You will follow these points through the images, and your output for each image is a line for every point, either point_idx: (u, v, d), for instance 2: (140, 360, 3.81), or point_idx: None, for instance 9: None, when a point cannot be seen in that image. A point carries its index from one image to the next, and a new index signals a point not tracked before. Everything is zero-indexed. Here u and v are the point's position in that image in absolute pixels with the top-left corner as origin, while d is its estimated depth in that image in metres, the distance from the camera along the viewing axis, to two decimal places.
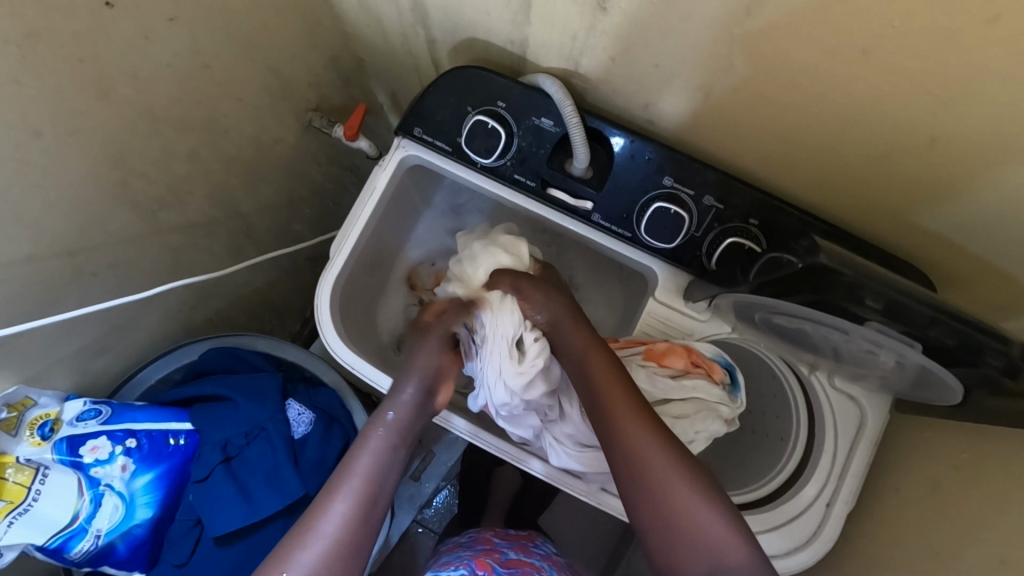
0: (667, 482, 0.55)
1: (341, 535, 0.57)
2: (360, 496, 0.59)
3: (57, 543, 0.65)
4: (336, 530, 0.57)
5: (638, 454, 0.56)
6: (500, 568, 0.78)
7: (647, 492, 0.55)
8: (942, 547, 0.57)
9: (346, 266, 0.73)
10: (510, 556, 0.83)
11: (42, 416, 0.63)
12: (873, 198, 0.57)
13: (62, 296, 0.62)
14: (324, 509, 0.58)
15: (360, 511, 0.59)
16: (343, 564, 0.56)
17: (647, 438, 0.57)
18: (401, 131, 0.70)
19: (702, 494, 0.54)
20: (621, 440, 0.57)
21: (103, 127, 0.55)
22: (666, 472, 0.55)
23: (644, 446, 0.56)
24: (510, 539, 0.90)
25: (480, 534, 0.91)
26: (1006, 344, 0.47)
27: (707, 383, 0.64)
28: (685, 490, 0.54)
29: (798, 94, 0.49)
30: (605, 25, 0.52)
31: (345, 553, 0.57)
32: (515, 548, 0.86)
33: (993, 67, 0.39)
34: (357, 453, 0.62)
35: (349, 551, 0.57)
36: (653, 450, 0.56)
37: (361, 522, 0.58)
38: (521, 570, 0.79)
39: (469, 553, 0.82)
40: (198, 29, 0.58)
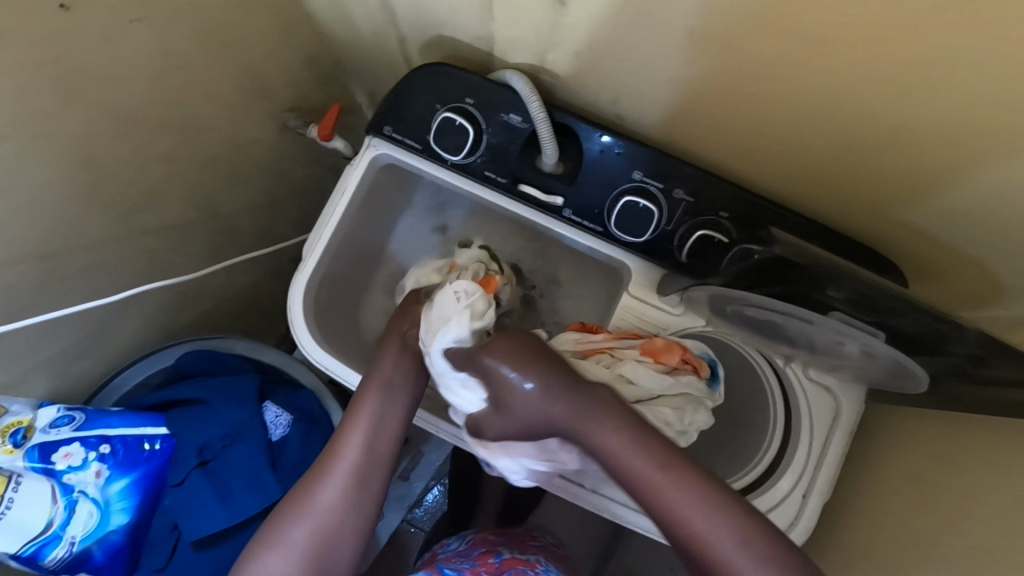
0: (692, 528, 0.47)
1: (354, 472, 0.57)
2: (368, 438, 0.59)
3: (31, 550, 0.64)
4: (350, 467, 0.57)
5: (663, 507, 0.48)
6: None
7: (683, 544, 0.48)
8: (921, 536, 0.57)
9: (319, 267, 0.73)
10: (506, 555, 0.82)
11: (14, 423, 0.63)
12: (846, 189, 0.57)
13: (34, 301, 0.61)
14: (337, 450, 0.58)
15: (369, 451, 0.58)
16: (357, 501, 0.57)
17: (669, 488, 0.48)
18: (371, 130, 0.70)
19: (731, 511, 0.47)
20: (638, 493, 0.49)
21: (69, 130, 0.54)
22: (695, 516, 0.47)
23: (666, 493, 0.48)
24: (507, 535, 0.91)
25: (477, 536, 0.90)
26: (962, 331, 0.46)
27: (694, 379, 0.64)
28: (717, 532, 0.46)
29: (764, 85, 0.49)
30: (571, 19, 0.51)
31: (360, 488, 0.57)
32: (510, 544, 0.87)
33: (953, 55, 0.39)
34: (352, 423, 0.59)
35: (361, 486, 0.57)
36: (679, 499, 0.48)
37: (372, 460, 0.58)
38: (517, 569, 0.78)
39: (466, 563, 0.80)
40: (166, 30, 0.57)
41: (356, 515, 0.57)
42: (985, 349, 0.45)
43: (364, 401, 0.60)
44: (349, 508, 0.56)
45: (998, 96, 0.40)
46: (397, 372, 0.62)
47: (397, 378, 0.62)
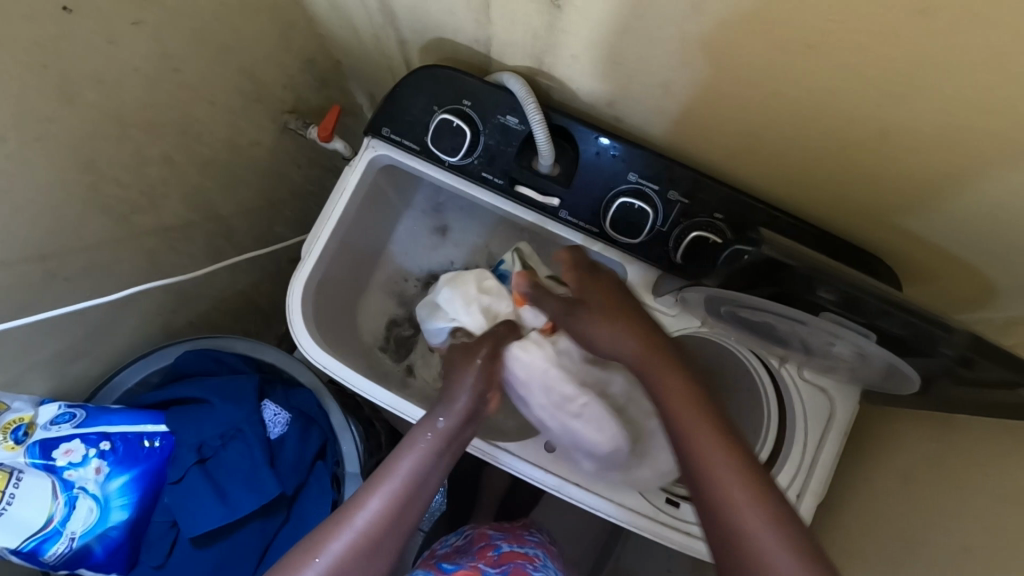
0: (720, 476, 0.48)
1: (367, 532, 0.54)
2: (394, 498, 0.56)
3: (31, 546, 0.65)
4: (361, 526, 0.54)
5: (693, 452, 0.49)
6: (490, 570, 0.76)
7: (704, 496, 0.48)
8: (910, 537, 0.57)
9: (317, 267, 0.73)
10: (503, 550, 0.82)
11: (15, 420, 0.64)
12: (836, 194, 0.58)
13: (35, 299, 0.62)
14: (357, 504, 0.56)
15: (394, 511, 0.56)
16: (362, 565, 0.53)
17: (705, 431, 0.50)
18: (370, 131, 0.71)
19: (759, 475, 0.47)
20: (678, 441, 0.51)
21: (70, 132, 0.55)
22: (723, 469, 0.48)
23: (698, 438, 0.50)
24: (504, 529, 0.91)
25: (476, 532, 0.90)
26: (950, 332, 0.46)
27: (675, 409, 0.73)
28: (737, 485, 0.47)
29: (754, 89, 0.49)
30: (565, 23, 0.52)
31: (369, 551, 0.54)
32: (508, 539, 0.87)
33: (936, 60, 0.39)
34: (401, 456, 0.59)
35: (372, 549, 0.54)
36: (710, 443, 0.49)
37: (391, 523, 0.56)
38: (514, 563, 0.79)
39: (465, 557, 0.80)
40: (165, 33, 0.58)
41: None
42: (971, 350, 0.46)
43: (405, 454, 0.59)
44: (353, 568, 0.53)
45: (984, 99, 0.40)
46: (449, 423, 0.62)
47: (449, 437, 0.62)
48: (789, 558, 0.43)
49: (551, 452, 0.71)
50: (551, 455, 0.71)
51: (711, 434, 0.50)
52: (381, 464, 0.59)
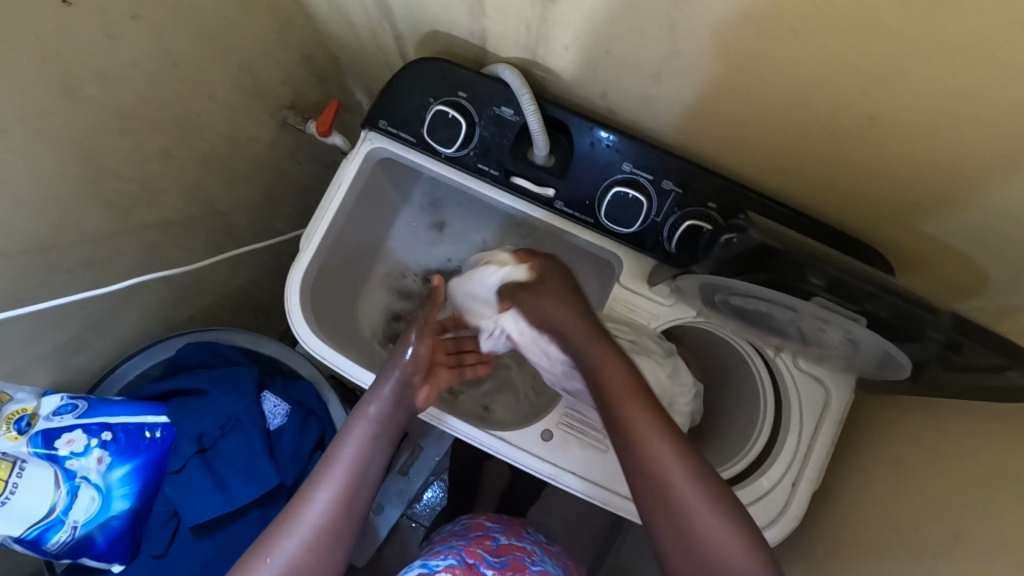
0: (658, 456, 0.56)
1: (319, 527, 0.61)
2: (339, 492, 0.63)
3: (34, 534, 0.66)
4: (314, 520, 0.61)
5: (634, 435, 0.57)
6: (490, 557, 0.78)
7: (647, 473, 0.56)
8: (902, 523, 0.58)
9: (315, 259, 0.74)
10: (501, 541, 0.83)
11: (18, 411, 0.64)
12: (827, 183, 0.58)
13: (38, 290, 0.63)
14: (305, 500, 0.63)
15: (340, 503, 0.63)
16: (321, 553, 0.61)
17: (647, 423, 0.57)
18: (367, 124, 0.71)
19: (691, 455, 0.56)
20: (620, 425, 0.58)
21: (70, 126, 0.56)
22: (660, 449, 0.56)
23: (641, 422, 0.58)
24: (501, 521, 0.90)
25: (472, 520, 0.89)
26: (935, 316, 0.47)
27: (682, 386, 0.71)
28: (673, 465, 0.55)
29: (743, 78, 0.50)
30: (557, 14, 0.53)
31: (324, 542, 0.61)
32: (506, 532, 0.86)
33: (923, 46, 0.39)
34: (342, 446, 0.66)
35: (327, 540, 0.61)
36: (648, 427, 0.57)
37: (339, 512, 0.62)
38: (512, 555, 0.80)
39: (461, 541, 0.81)
40: (164, 28, 0.59)
41: (315, 568, 0.60)
42: (958, 334, 0.46)
43: (342, 453, 0.65)
44: (312, 556, 0.60)
45: (970, 84, 0.41)
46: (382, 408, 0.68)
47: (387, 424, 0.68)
48: (715, 519, 0.54)
49: (550, 441, 0.71)
50: (548, 444, 0.70)
51: (650, 418, 0.58)
52: (326, 454, 0.66)
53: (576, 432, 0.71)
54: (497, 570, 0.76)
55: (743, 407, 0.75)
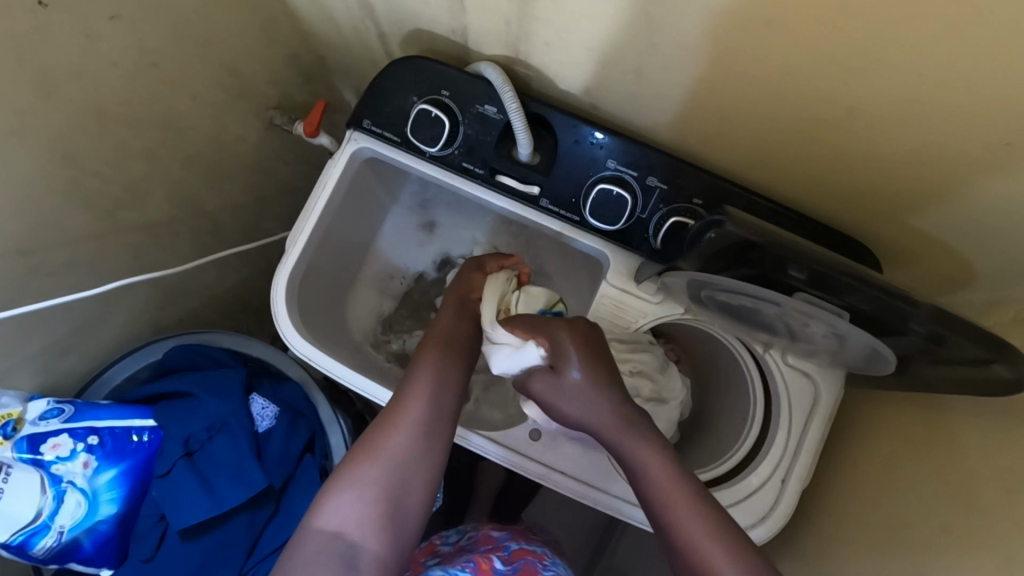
0: (692, 529, 0.50)
1: (423, 422, 0.57)
2: (433, 389, 0.59)
3: (20, 540, 0.66)
4: (417, 414, 0.57)
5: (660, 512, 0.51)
6: (502, 566, 0.76)
7: (678, 551, 0.50)
8: (892, 519, 0.57)
9: (300, 261, 0.73)
10: (513, 548, 0.81)
11: (4, 416, 0.64)
12: (810, 177, 0.58)
13: (20, 292, 0.62)
14: (389, 427, 0.57)
15: (427, 426, 0.57)
16: (426, 451, 0.57)
17: (682, 491, 0.51)
18: (351, 123, 0.71)
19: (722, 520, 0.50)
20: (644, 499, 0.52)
21: (49, 126, 0.56)
22: (694, 519, 0.50)
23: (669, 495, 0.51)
24: (508, 529, 0.90)
25: (479, 530, 0.88)
26: (914, 306, 0.46)
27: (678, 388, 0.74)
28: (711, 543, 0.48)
29: (723, 71, 0.50)
30: (536, 10, 0.52)
31: (428, 438, 0.57)
32: (514, 536, 0.86)
33: (898, 35, 0.39)
34: (418, 375, 0.60)
35: (428, 436, 0.57)
36: (676, 499, 0.51)
37: (427, 436, 0.57)
38: (525, 560, 0.78)
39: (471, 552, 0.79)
40: (143, 28, 0.59)
41: (403, 495, 0.55)
42: (938, 325, 0.45)
43: (422, 374, 0.60)
44: (399, 486, 0.55)
45: (946, 73, 0.40)
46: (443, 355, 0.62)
47: (456, 335, 0.65)
48: None
49: (538, 440, 0.70)
50: (536, 443, 0.70)
51: (686, 494, 0.51)
52: (404, 381, 0.60)
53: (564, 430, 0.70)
54: None
55: (732, 406, 0.75)
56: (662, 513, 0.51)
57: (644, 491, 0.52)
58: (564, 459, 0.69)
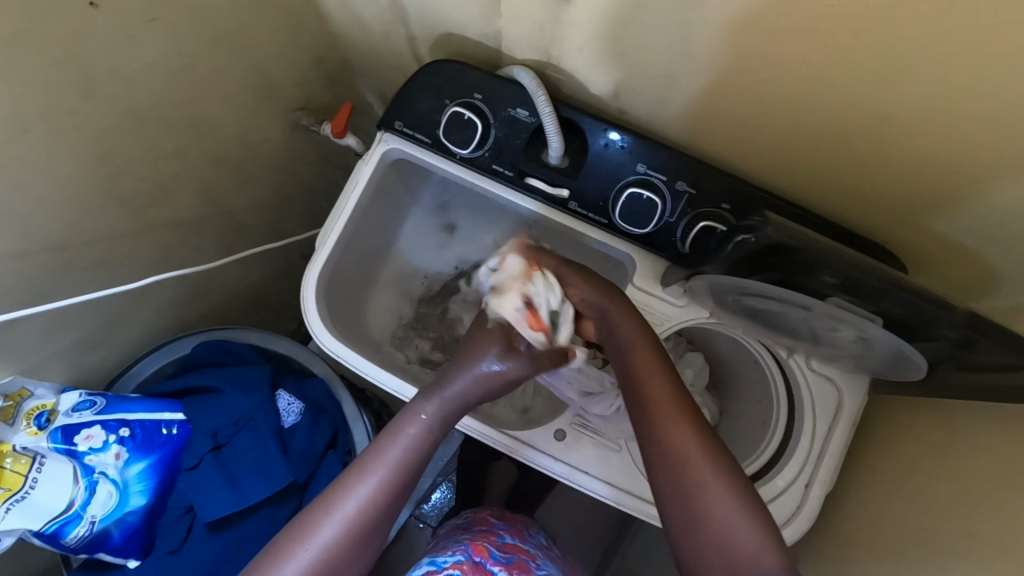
0: (688, 453, 0.53)
1: (359, 521, 0.55)
2: (384, 483, 0.57)
3: (53, 528, 0.67)
4: (352, 513, 0.55)
5: (685, 476, 0.52)
6: (496, 552, 0.76)
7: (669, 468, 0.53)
8: (914, 524, 0.57)
9: (330, 259, 0.75)
10: (508, 541, 0.81)
11: (38, 407, 0.66)
12: (836, 183, 0.59)
13: (54, 287, 0.64)
14: (346, 491, 0.56)
15: (385, 498, 0.57)
16: (355, 550, 0.55)
17: (679, 415, 0.55)
18: (382, 125, 0.72)
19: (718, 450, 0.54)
20: (666, 462, 0.53)
21: (90, 124, 0.57)
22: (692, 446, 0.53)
23: (692, 460, 0.53)
24: (506, 519, 0.90)
25: (477, 515, 0.90)
26: (952, 312, 0.47)
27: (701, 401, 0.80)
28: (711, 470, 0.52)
29: (754, 80, 0.50)
30: (570, 16, 0.53)
31: (363, 540, 0.55)
32: (511, 531, 0.85)
33: (936, 44, 0.40)
34: (393, 439, 0.60)
35: (363, 537, 0.55)
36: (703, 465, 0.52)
37: (381, 511, 0.57)
38: (518, 555, 0.77)
39: (467, 536, 0.80)
40: (181, 29, 0.60)
41: (346, 566, 0.54)
42: (973, 330, 0.47)
43: (397, 435, 0.60)
44: (344, 556, 0.54)
45: (981, 82, 0.41)
46: (444, 399, 0.63)
47: (441, 420, 0.62)
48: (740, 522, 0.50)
49: (563, 440, 0.71)
50: (562, 443, 0.71)
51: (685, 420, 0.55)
52: (373, 443, 0.60)
53: (589, 431, 0.71)
54: (504, 567, 0.73)
55: (754, 412, 0.76)
56: (657, 436, 0.55)
57: (654, 419, 0.55)
58: (586, 458, 0.70)
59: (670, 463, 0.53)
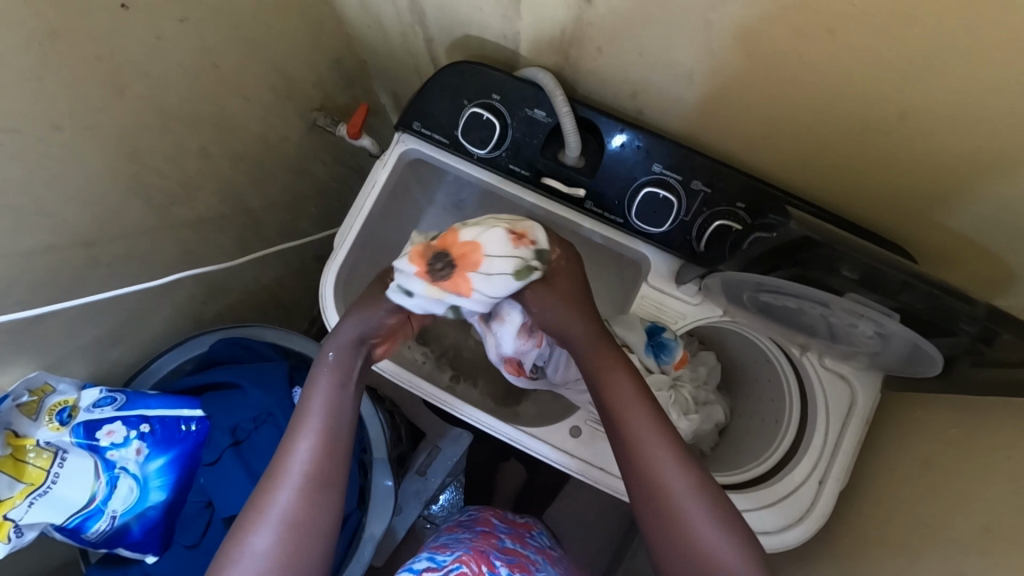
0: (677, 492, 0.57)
1: (307, 475, 0.59)
2: (319, 438, 0.61)
3: (76, 522, 0.69)
4: (300, 472, 0.59)
5: (673, 507, 0.57)
6: (496, 553, 0.75)
7: (660, 504, 0.57)
8: (931, 519, 0.58)
9: (348, 258, 0.76)
10: (507, 542, 0.80)
11: (60, 403, 0.67)
12: (851, 180, 0.59)
13: (81, 283, 0.65)
14: (288, 455, 0.60)
15: (321, 449, 0.60)
16: (313, 504, 0.58)
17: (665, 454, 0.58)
18: (400, 125, 0.73)
19: (697, 481, 0.58)
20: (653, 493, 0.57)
21: (119, 122, 0.58)
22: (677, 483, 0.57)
23: (676, 490, 0.57)
24: (507, 522, 0.88)
25: (479, 515, 0.88)
26: (971, 305, 0.47)
27: (714, 405, 0.79)
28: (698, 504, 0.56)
29: (772, 78, 0.51)
30: (591, 16, 0.54)
31: (315, 492, 0.59)
32: (512, 534, 0.83)
33: (956, 40, 0.41)
34: (311, 397, 0.63)
35: (318, 497, 0.59)
36: (689, 496, 0.57)
37: (324, 459, 0.60)
38: (518, 558, 0.76)
39: (467, 535, 0.79)
40: (207, 29, 0.61)
41: (312, 523, 0.58)
42: (991, 321, 0.48)
43: (315, 388, 0.63)
44: (304, 515, 0.57)
45: (1001, 79, 0.42)
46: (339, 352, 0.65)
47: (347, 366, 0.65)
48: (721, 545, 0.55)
49: (578, 437, 0.71)
50: (576, 439, 0.71)
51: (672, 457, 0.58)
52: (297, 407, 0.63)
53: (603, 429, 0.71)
54: (505, 565, 0.73)
55: (770, 410, 0.77)
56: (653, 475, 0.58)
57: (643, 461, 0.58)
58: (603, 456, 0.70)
59: (655, 495, 0.57)
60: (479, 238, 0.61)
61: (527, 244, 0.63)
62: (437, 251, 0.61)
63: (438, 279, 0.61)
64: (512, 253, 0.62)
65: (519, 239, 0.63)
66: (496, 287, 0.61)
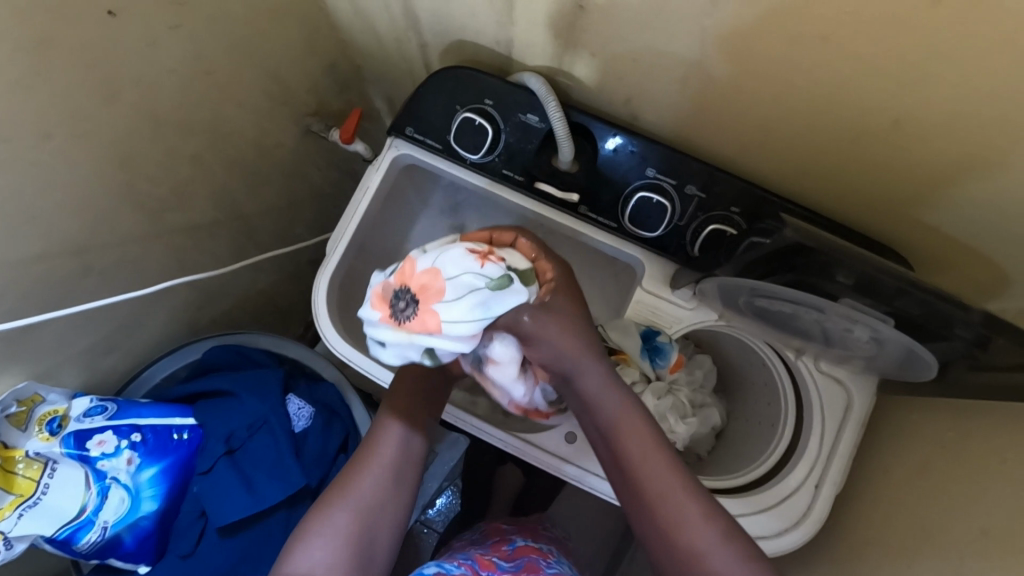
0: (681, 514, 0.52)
1: (374, 497, 0.58)
2: (390, 463, 0.60)
3: (66, 534, 0.68)
4: (369, 491, 0.58)
5: (677, 533, 0.52)
6: (504, 563, 0.74)
7: (663, 528, 0.53)
8: (928, 522, 0.58)
9: (341, 265, 0.75)
10: (517, 544, 0.80)
11: (50, 412, 0.66)
12: (846, 185, 0.59)
13: (73, 292, 0.64)
14: (360, 472, 0.59)
15: (392, 474, 0.60)
16: (373, 528, 0.57)
17: (667, 475, 0.54)
18: (393, 131, 0.73)
19: (705, 503, 0.53)
20: (654, 517, 0.53)
21: (110, 129, 0.58)
22: (682, 504, 0.53)
23: (680, 513, 0.53)
24: (517, 526, 0.91)
25: (489, 526, 0.89)
26: (966, 311, 0.47)
27: (711, 407, 0.80)
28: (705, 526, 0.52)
29: (768, 84, 0.51)
30: (586, 22, 0.54)
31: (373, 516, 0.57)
32: (521, 534, 0.85)
33: (952, 46, 0.40)
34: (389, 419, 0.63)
35: (376, 521, 0.57)
36: (691, 516, 0.52)
37: (391, 485, 0.59)
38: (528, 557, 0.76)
39: (478, 548, 0.78)
40: (199, 36, 0.60)
41: (368, 547, 0.56)
42: (987, 329, 0.48)
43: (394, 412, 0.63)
44: (364, 536, 0.56)
45: (996, 85, 0.42)
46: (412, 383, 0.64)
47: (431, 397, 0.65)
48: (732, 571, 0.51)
49: (573, 443, 0.71)
50: (572, 446, 0.71)
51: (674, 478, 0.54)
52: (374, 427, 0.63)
53: None
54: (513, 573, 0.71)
55: (766, 412, 0.77)
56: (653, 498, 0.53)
57: (642, 484, 0.54)
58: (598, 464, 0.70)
59: (657, 520, 0.53)
60: (438, 264, 0.54)
61: (495, 260, 0.56)
62: (396, 288, 0.53)
63: (404, 319, 0.52)
64: (478, 271, 0.54)
65: (485, 256, 0.56)
66: (473, 313, 0.52)
